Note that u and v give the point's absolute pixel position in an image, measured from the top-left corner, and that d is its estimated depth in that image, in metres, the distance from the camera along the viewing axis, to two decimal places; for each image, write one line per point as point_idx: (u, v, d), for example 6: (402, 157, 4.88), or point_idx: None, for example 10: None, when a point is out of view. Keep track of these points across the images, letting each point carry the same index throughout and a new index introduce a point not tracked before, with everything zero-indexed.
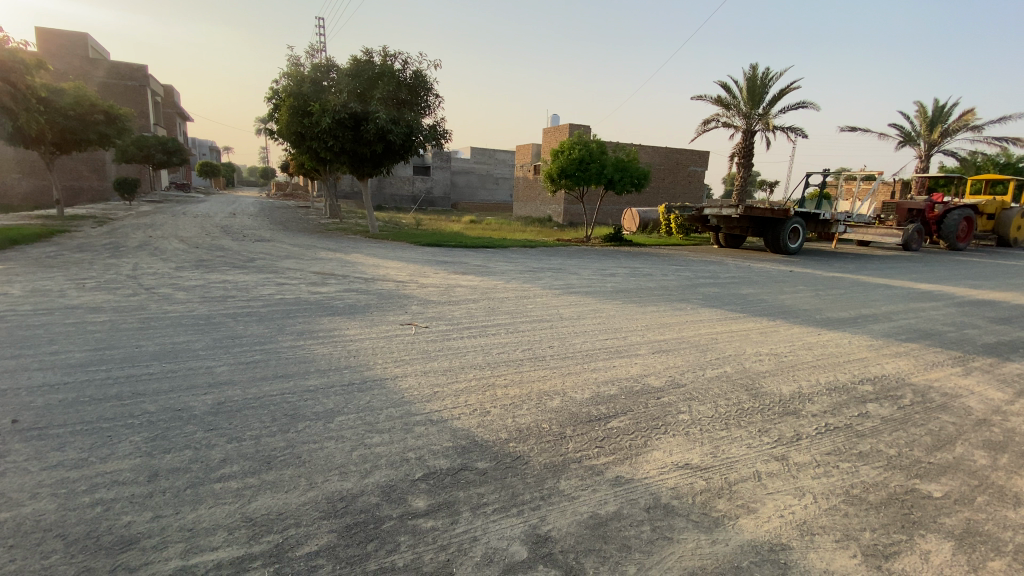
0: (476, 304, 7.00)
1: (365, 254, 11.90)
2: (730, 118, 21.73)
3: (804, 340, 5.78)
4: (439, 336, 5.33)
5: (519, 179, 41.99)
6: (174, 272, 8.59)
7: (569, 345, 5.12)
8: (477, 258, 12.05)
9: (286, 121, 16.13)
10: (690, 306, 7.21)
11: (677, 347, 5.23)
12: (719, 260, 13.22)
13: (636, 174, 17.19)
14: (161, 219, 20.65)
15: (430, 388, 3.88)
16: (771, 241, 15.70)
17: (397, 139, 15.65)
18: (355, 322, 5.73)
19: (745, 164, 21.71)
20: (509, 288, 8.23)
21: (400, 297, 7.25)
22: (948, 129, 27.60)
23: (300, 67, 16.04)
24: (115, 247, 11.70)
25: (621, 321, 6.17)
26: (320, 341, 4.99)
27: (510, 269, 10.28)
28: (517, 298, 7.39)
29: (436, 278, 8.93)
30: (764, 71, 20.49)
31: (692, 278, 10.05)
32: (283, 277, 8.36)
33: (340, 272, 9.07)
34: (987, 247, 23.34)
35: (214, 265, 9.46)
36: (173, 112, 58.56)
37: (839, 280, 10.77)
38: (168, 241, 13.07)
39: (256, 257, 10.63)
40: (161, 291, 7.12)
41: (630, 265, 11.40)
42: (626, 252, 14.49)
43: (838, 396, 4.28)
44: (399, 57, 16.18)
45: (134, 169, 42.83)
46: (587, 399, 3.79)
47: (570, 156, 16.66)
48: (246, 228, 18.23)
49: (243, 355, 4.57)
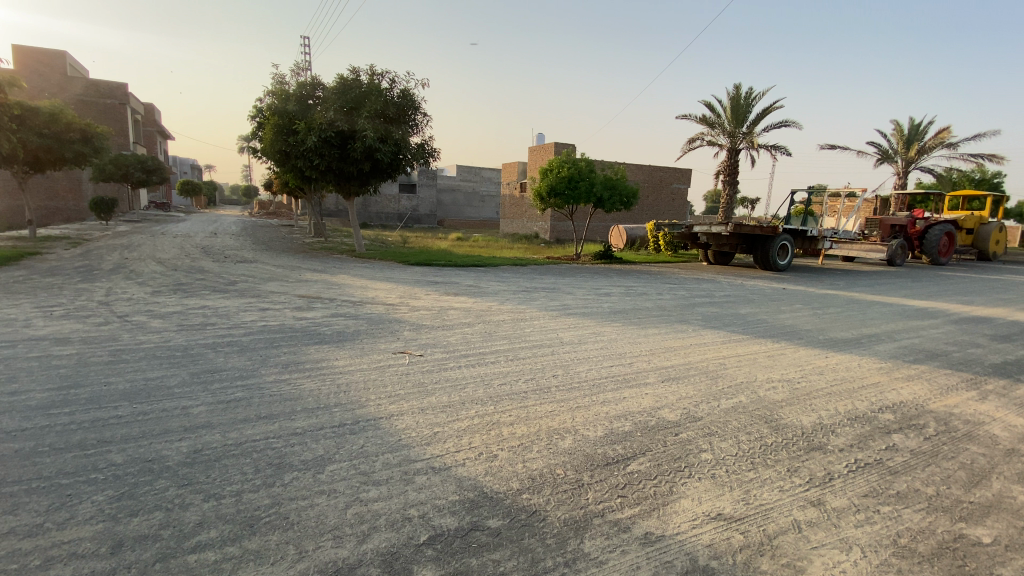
0: (471, 328, 6.69)
1: (352, 275, 11.54)
2: (715, 136, 21.95)
3: (813, 364, 5.57)
4: (435, 365, 4.99)
5: (506, 196, 42.00)
6: (150, 298, 8.15)
7: (574, 374, 4.84)
8: (469, 278, 11.76)
9: (270, 139, 15.81)
10: (692, 328, 7.00)
11: (686, 375, 4.98)
12: (712, 278, 13.14)
13: (625, 192, 17.14)
14: (140, 239, 20.04)
15: (429, 428, 3.56)
16: (760, 258, 15.71)
17: (385, 157, 15.41)
18: (345, 351, 5.38)
19: (730, 182, 21.88)
20: (504, 310, 7.95)
21: (391, 321, 6.92)
22: (924, 146, 28.31)
23: (286, 85, 15.76)
24: (89, 270, 11.19)
25: (624, 346, 5.92)
26: (307, 374, 4.64)
27: (503, 289, 10.02)
28: (513, 321, 7.11)
29: (428, 300, 8.63)
30: (748, 90, 20.80)
31: (688, 297, 9.88)
32: (267, 301, 7.97)
33: (326, 295, 8.71)
34: (967, 261, 23.78)
35: (194, 289, 9.04)
36: (154, 130, 57.73)
37: (834, 298, 10.70)
38: (146, 263, 12.58)
39: (239, 279, 10.21)
40: (134, 319, 6.69)
41: (624, 284, 11.22)
42: (617, 270, 14.35)
43: (860, 427, 4.06)
44: (386, 76, 16.02)
45: (112, 187, 41.95)
46: (601, 438, 3.51)
47: (559, 174, 16.57)
48: (227, 248, 17.75)
49: (223, 392, 4.20)
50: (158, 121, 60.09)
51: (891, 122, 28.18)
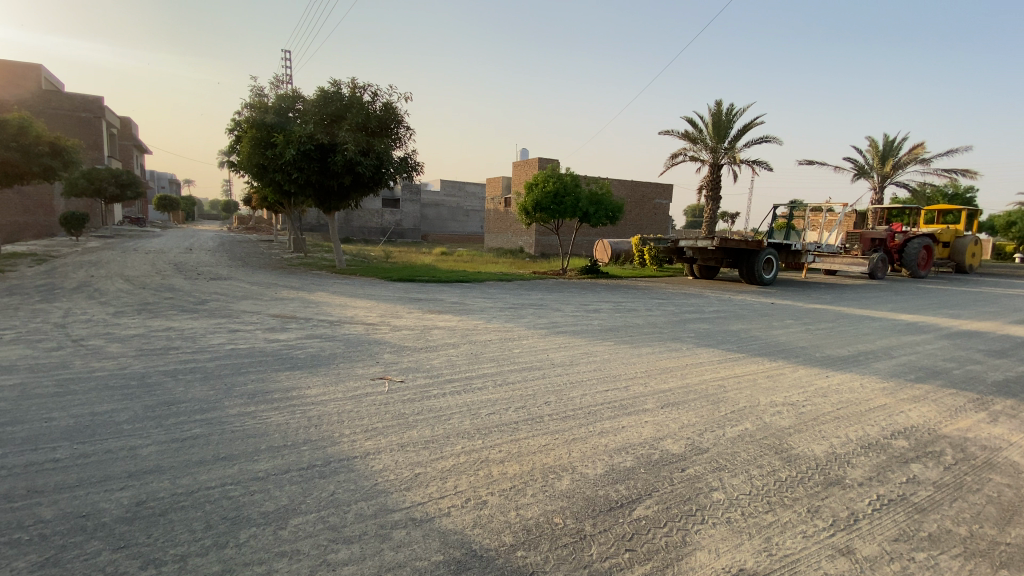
0: (456, 349, 6.32)
1: (331, 292, 11.10)
2: (698, 152, 22.07)
3: (816, 385, 5.32)
4: (416, 393, 4.60)
5: (490, 211, 41.86)
6: (111, 319, 7.61)
7: (567, 400, 4.50)
8: (453, 295, 11.39)
9: (247, 152, 15.35)
10: (686, 347, 6.72)
11: (686, 399, 4.68)
12: (700, 293, 12.98)
13: (610, 207, 17.00)
14: (109, 255, 19.28)
15: (410, 470, 3.18)
16: (746, 272, 15.64)
17: (366, 171, 15.05)
18: (319, 378, 4.96)
19: (713, 197, 21.96)
20: (490, 328, 7.60)
21: (371, 343, 6.51)
22: (899, 162, 28.98)
23: (264, 97, 15.35)
24: (49, 289, 10.56)
25: (619, 367, 5.60)
26: (276, 405, 4.22)
27: (489, 306, 9.67)
28: (500, 341, 6.75)
29: (410, 319, 8.23)
30: (729, 106, 21.00)
31: (679, 313, 9.64)
32: (238, 322, 7.50)
33: (303, 314, 8.26)
34: (945, 274, 24.17)
35: (160, 309, 8.52)
36: (130, 144, 56.53)
37: (824, 312, 10.56)
38: (112, 281, 11.96)
39: (210, 298, 9.69)
40: (89, 342, 6.17)
41: (613, 300, 10.96)
42: (605, 285, 14.11)
43: (874, 457, 3.79)
44: (369, 89, 15.74)
45: (85, 202, 40.81)
46: (602, 477, 3.17)
47: (545, 188, 16.37)
48: (201, 264, 17.12)
49: (178, 428, 3.77)
50: (134, 135, 58.93)
51: (867, 138, 28.81)
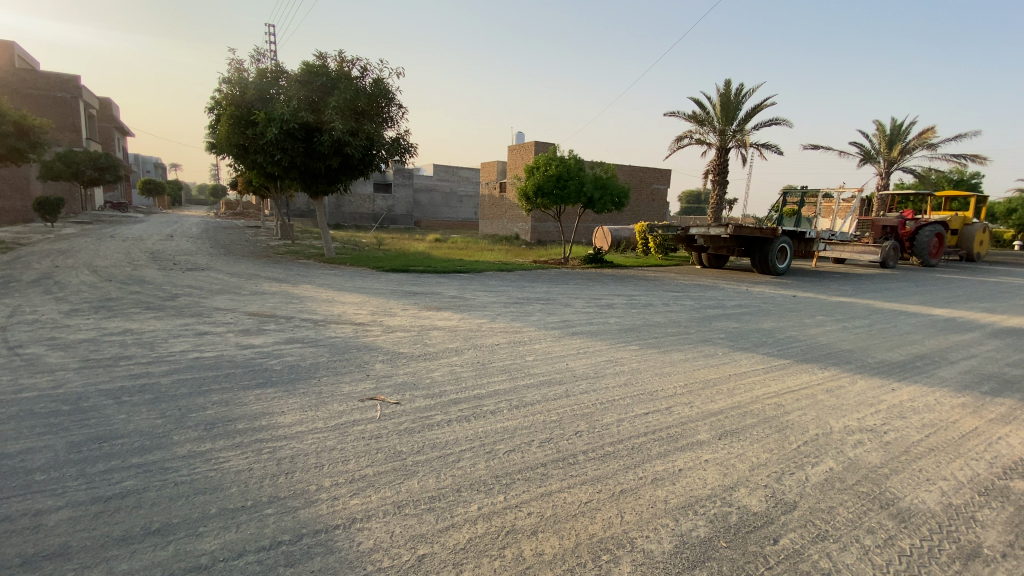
0: (458, 356, 5.44)
1: (318, 285, 10.15)
2: (704, 134, 21.11)
3: (887, 403, 4.52)
4: (416, 421, 3.72)
5: (485, 197, 40.79)
6: (63, 318, 6.65)
7: (602, 429, 3.65)
8: (451, 287, 10.49)
9: (226, 133, 14.22)
10: (722, 352, 5.88)
11: (745, 426, 3.85)
12: (713, 284, 12.18)
13: (616, 192, 16.05)
14: (81, 243, 18.09)
15: (413, 552, 2.32)
16: (759, 262, 14.80)
17: (355, 152, 14.00)
18: (295, 400, 4.07)
19: (719, 182, 21.07)
20: (495, 329, 6.72)
21: (360, 349, 5.63)
22: (907, 146, 28.21)
23: (243, 72, 14.18)
24: (3, 281, 9.50)
25: (651, 380, 4.76)
26: (237, 442, 3.33)
27: (491, 301, 8.79)
28: (509, 345, 5.89)
29: (405, 317, 7.35)
30: (738, 87, 20.00)
31: (699, 309, 8.82)
32: (209, 323, 6.57)
33: (283, 312, 7.33)
34: (953, 263, 23.55)
35: (121, 306, 7.54)
36: (111, 126, 54.60)
37: (852, 306, 9.78)
38: (78, 272, 10.92)
39: (181, 293, 8.72)
40: (26, 349, 5.22)
41: (625, 293, 10.12)
42: (611, 275, 13.25)
43: (1000, 509, 3.00)
44: (357, 63, 14.62)
45: (63, 187, 39.13)
46: (673, 559, 2.34)
47: (546, 172, 15.40)
48: (180, 253, 16.03)
49: (105, 479, 2.89)
50: (116, 116, 56.73)
51: (874, 122, 27.98)
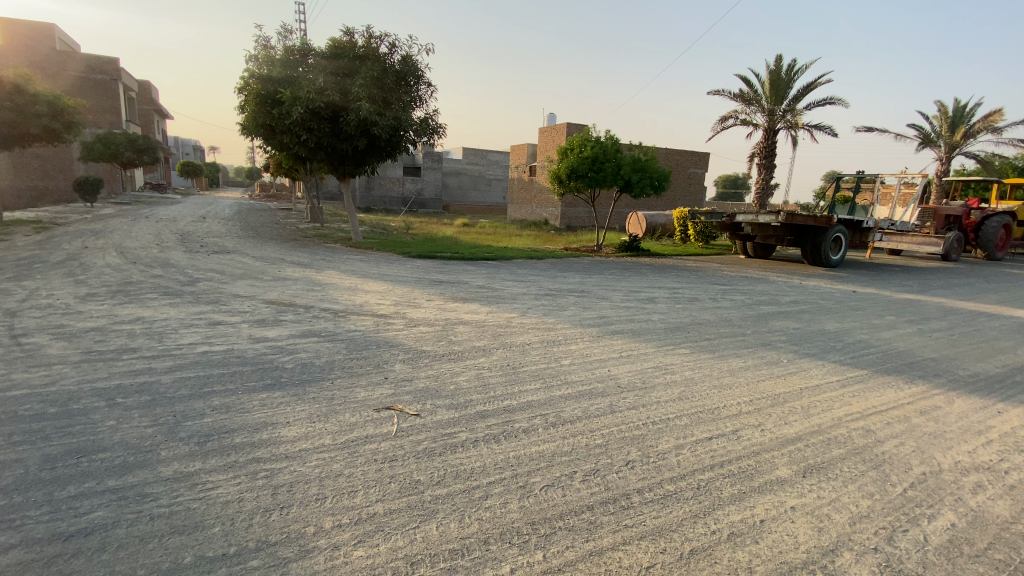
0: (487, 355, 4.88)
1: (342, 271, 9.75)
2: (750, 115, 19.79)
3: (999, 433, 3.75)
4: (438, 440, 3.17)
5: (515, 181, 40.02)
6: (77, 303, 6.39)
7: (658, 459, 3.06)
8: (479, 276, 9.95)
9: (252, 113, 13.90)
10: (786, 360, 5.16)
11: (832, 460, 3.20)
12: (761, 276, 11.28)
13: (655, 175, 15.11)
14: (116, 223, 18.34)
15: None
16: (810, 253, 13.72)
17: (382, 133, 13.51)
18: (303, 407, 3.58)
19: (765, 166, 19.77)
20: (526, 325, 6.14)
21: (379, 345, 5.12)
22: (971, 129, 26.03)
23: (270, 49, 13.79)
24: (30, 262, 9.44)
25: (709, 395, 4.12)
26: (230, 462, 2.86)
27: (522, 293, 8.21)
28: (543, 344, 5.30)
29: (430, 309, 6.85)
30: (790, 62, 18.57)
31: (750, 305, 8.02)
32: (224, 312, 6.21)
33: (303, 301, 6.92)
34: (1020, 256, 21.68)
35: (138, 291, 7.27)
36: (150, 109, 55.85)
37: (923, 305, 8.80)
38: (105, 254, 10.84)
39: (201, 277, 8.45)
40: (30, 339, 4.91)
41: (666, 285, 9.37)
42: (649, 265, 12.48)
43: None
44: (386, 39, 14.04)
45: (104, 168, 40.18)
46: None
47: (581, 154, 14.58)
48: (209, 235, 15.97)
49: (72, 509, 2.45)
50: (155, 98, 57.88)
51: (936, 102, 25.88)
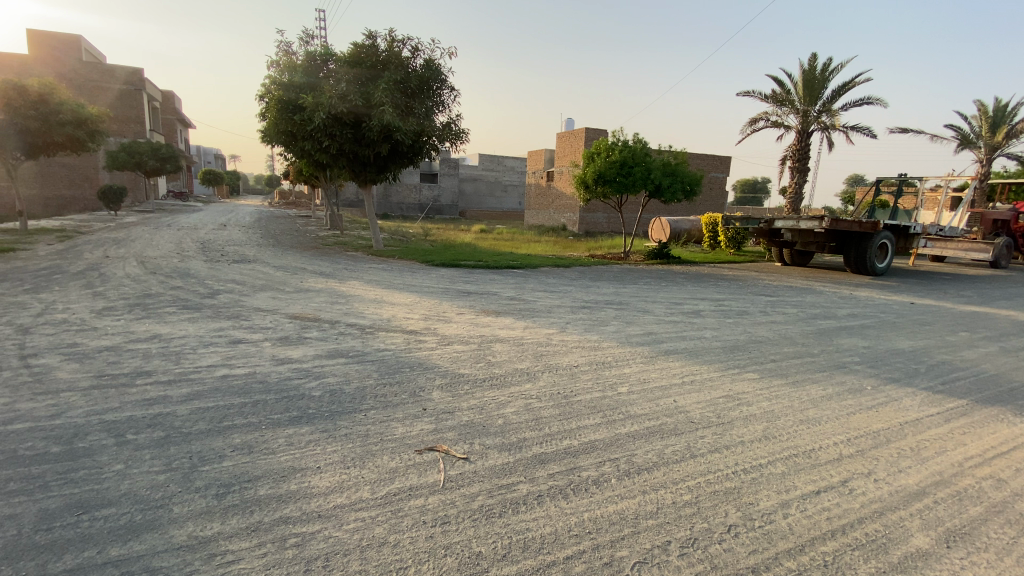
0: (533, 380, 4.36)
1: (365, 282, 9.35)
2: (782, 116, 19.06)
3: None
4: (496, 495, 2.67)
5: (532, 186, 39.66)
6: (93, 318, 6.06)
7: (765, 523, 2.55)
8: (508, 286, 9.47)
9: (274, 119, 13.67)
10: (870, 388, 4.56)
11: (973, 526, 2.66)
12: (806, 286, 10.60)
13: (686, 179, 14.49)
14: (138, 231, 18.34)
15: None
16: (854, 260, 12.99)
17: (405, 139, 13.16)
18: (335, 448, 3.12)
19: (799, 169, 18.99)
20: (569, 343, 5.62)
21: (413, 368, 4.64)
22: (1013, 129, 24.83)
23: (292, 55, 13.57)
24: (49, 273, 9.23)
25: (798, 434, 3.59)
26: (255, 524, 2.40)
27: (557, 306, 7.70)
28: (592, 367, 4.77)
29: (462, 324, 6.38)
30: (825, 61, 17.84)
31: (805, 320, 7.39)
32: (246, 328, 5.81)
33: (327, 316, 6.50)
34: None
35: (157, 304, 6.94)
36: (173, 118, 56.76)
37: (995, 318, 8.05)
38: (126, 263, 10.62)
39: (221, 289, 8.11)
40: (40, 360, 4.54)
41: (708, 296, 8.78)
42: (683, 274, 11.88)
43: None
44: (409, 43, 13.72)
45: (129, 177, 40.82)
46: None
47: (609, 158, 14.04)
48: (229, 244, 15.77)
49: None
50: (178, 107, 58.83)
51: (975, 101, 24.80)
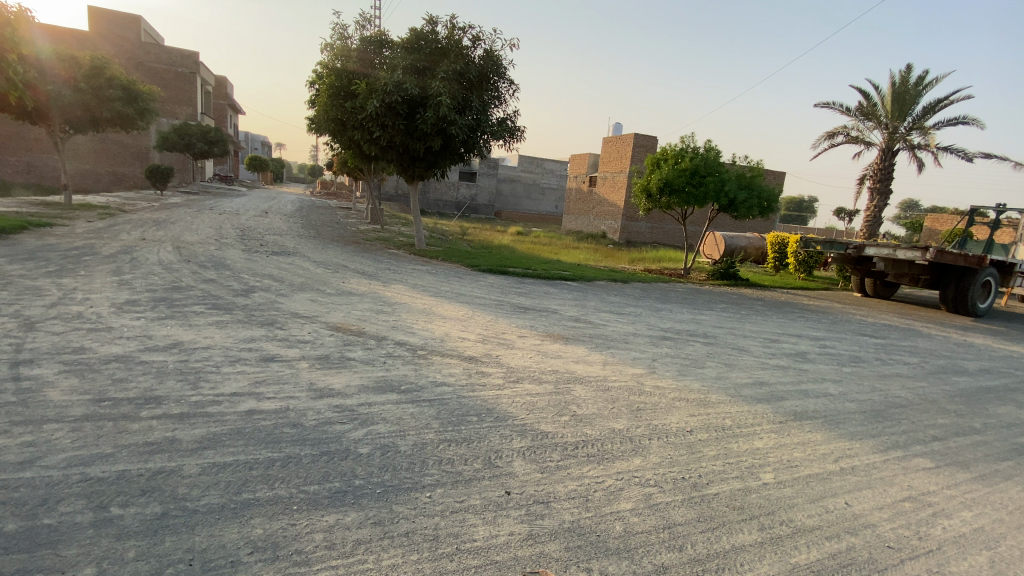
0: (643, 455, 3.28)
1: (411, 287, 8.47)
2: (864, 131, 17.41)
3: None
4: None
5: (573, 191, 38.54)
6: (110, 315, 5.30)
7: None
8: (567, 303, 8.42)
9: (325, 106, 13.03)
10: None
11: None
12: (910, 327, 9.17)
13: (761, 194, 13.13)
14: (180, 213, 18.08)
15: None
16: (954, 298, 11.42)
17: (460, 133, 12.29)
18: (391, 566, 2.13)
19: (879, 190, 17.28)
20: (667, 391, 4.53)
21: (482, 416, 3.64)
22: None
23: (348, 38, 12.88)
24: (80, 253, 8.69)
25: None
26: None
27: (633, 334, 6.60)
28: (710, 434, 3.71)
29: (528, 351, 5.39)
30: (920, 73, 16.15)
31: (939, 375, 6.08)
32: (279, 340, 4.95)
33: (372, 330, 5.57)
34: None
35: (184, 300, 6.17)
36: (225, 104, 57.80)
37: None
38: (161, 248, 10.04)
39: (256, 286, 7.34)
40: (35, 371, 3.75)
41: (803, 334, 7.54)
42: (758, 301, 10.61)
43: None
44: (470, 31, 12.85)
45: (178, 159, 41.74)
46: None
47: (678, 166, 12.85)
48: (270, 232, 15.25)
49: None
50: (228, 92, 59.93)
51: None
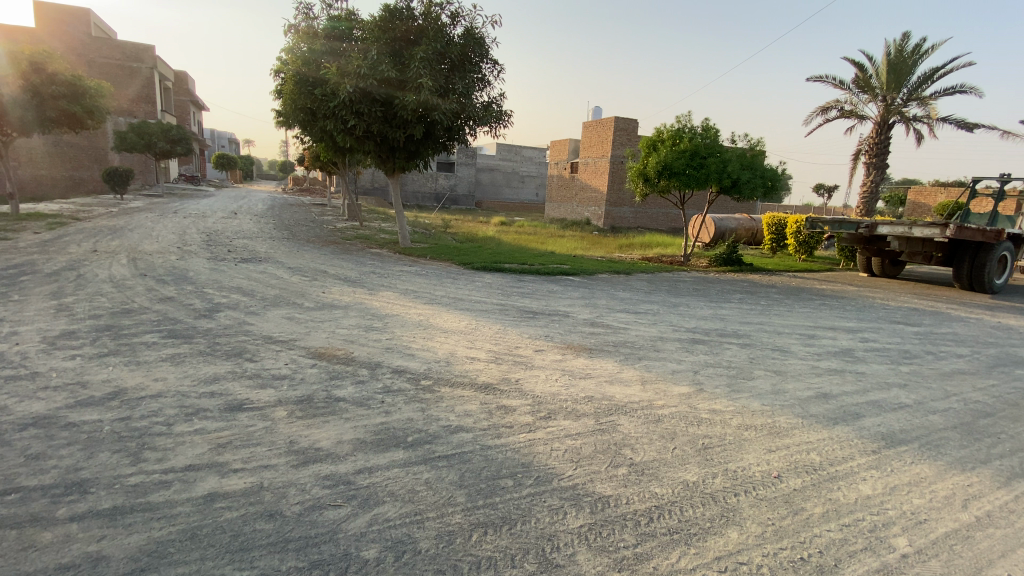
0: (741, 526, 2.50)
1: (401, 293, 7.55)
2: (858, 104, 16.84)
3: None
4: None
5: (555, 178, 37.66)
6: (34, 355, 4.27)
7: None
8: (577, 302, 7.60)
9: (292, 94, 11.87)
10: None
11: None
12: (937, 309, 8.62)
13: (763, 174, 12.47)
14: (141, 219, 16.67)
15: None
16: (970, 274, 10.96)
17: (443, 119, 11.33)
18: None
19: (875, 164, 16.81)
20: (730, 417, 3.75)
21: (519, 478, 2.80)
22: None
23: (313, 19, 11.69)
24: (15, 273, 7.52)
25: None
26: None
27: (660, 338, 5.83)
28: (805, 479, 2.96)
29: (550, 371, 4.55)
30: (915, 42, 15.59)
31: (1001, 369, 5.47)
32: (249, 377, 4.01)
33: (361, 356, 4.65)
34: None
35: (135, 328, 5.15)
36: (186, 100, 55.10)
37: None
38: (114, 261, 8.89)
39: (222, 303, 6.32)
40: None
41: (837, 326, 6.87)
42: (772, 288, 9.96)
43: None
44: (448, 7, 11.80)
45: (138, 159, 39.61)
46: None
47: (677, 147, 12.08)
48: (239, 236, 14.05)
49: None
50: (190, 88, 57.19)
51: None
